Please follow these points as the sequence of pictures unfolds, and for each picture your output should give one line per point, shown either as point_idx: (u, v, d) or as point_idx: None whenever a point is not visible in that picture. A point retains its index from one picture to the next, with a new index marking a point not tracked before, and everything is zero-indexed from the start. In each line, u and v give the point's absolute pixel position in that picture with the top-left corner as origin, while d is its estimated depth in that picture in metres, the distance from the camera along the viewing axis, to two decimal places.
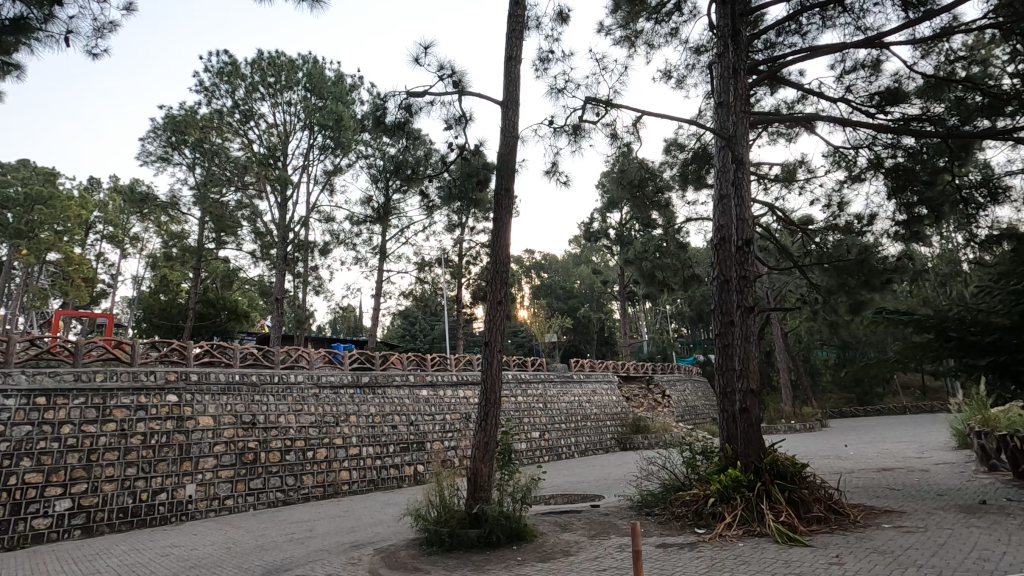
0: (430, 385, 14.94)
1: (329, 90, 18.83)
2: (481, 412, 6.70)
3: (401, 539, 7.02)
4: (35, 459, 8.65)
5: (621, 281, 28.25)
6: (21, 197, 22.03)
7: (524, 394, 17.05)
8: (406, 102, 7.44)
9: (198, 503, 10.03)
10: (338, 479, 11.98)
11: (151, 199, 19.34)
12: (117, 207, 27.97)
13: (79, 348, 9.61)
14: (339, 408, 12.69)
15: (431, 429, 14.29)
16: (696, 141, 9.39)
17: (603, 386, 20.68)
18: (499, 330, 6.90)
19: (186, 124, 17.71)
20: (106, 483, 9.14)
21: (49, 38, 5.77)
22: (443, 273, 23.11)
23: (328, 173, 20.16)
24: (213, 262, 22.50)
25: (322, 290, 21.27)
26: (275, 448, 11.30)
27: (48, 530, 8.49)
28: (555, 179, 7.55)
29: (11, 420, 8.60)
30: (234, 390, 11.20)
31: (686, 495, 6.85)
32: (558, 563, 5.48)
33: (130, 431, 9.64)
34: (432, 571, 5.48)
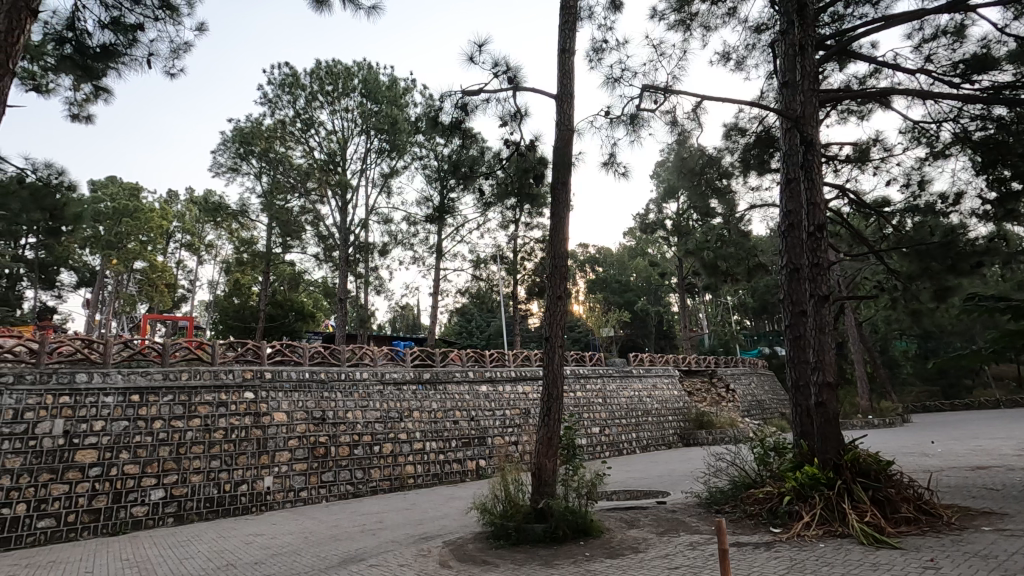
0: (490, 381, 15.11)
1: (384, 94, 19.30)
2: (544, 408, 6.72)
3: (469, 532, 7.11)
4: (132, 452, 9.37)
5: (679, 273, 27.47)
6: (110, 211, 23.96)
7: (582, 389, 16.97)
8: (462, 101, 7.51)
9: (275, 495, 10.56)
10: (404, 473, 12.31)
11: (223, 207, 20.55)
12: (193, 216, 29.81)
13: (165, 349, 10.34)
14: (402, 404, 13.07)
15: (492, 424, 14.44)
16: (759, 124, 8.95)
17: (664, 380, 20.25)
18: (560, 324, 6.89)
19: (252, 135, 18.85)
20: (194, 475, 9.80)
21: (133, 63, 6.26)
22: (498, 270, 23.23)
23: (385, 176, 20.77)
24: (281, 265, 23.60)
25: (382, 290, 21.93)
26: (344, 443, 11.73)
27: (145, 517, 9.17)
28: (613, 171, 7.43)
29: (110, 416, 9.38)
30: (305, 388, 11.73)
31: (759, 492, 6.60)
32: (627, 560, 5.39)
33: (213, 426, 10.30)
34: (501, 565, 5.54)
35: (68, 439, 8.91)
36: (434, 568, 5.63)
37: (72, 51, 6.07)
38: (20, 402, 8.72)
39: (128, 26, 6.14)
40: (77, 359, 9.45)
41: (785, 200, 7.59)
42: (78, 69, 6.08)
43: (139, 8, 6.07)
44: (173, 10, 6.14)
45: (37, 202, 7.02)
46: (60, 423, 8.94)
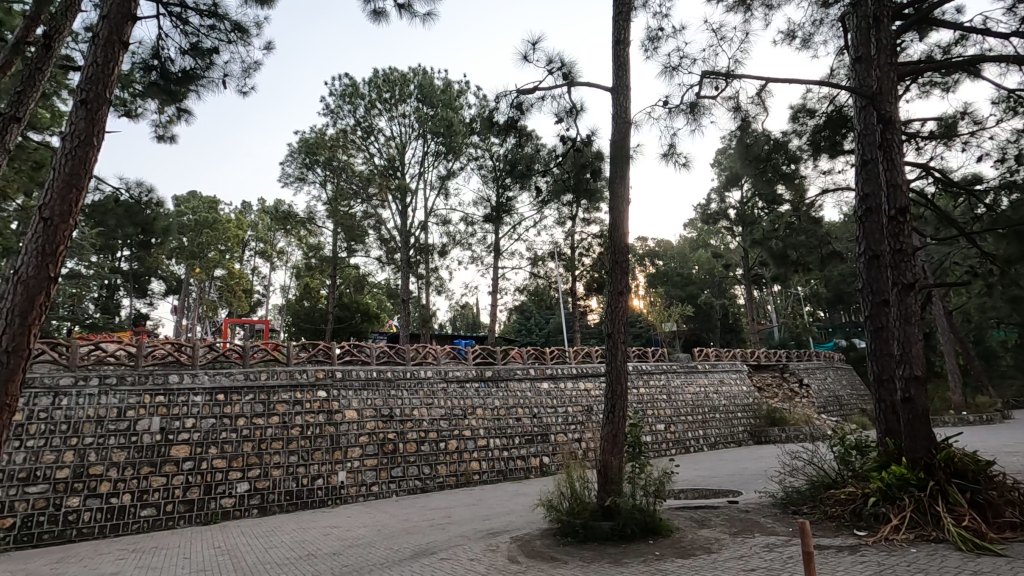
0: (551, 378, 15.13)
1: (439, 98, 19.66)
2: (608, 404, 6.67)
3: (536, 528, 7.16)
4: (219, 447, 10.06)
5: (745, 264, 26.39)
6: (193, 223, 25.78)
7: (645, 385, 16.68)
8: (517, 101, 7.54)
9: (349, 489, 10.99)
10: (469, 470, 12.52)
11: (292, 216, 21.65)
12: (265, 225, 31.53)
13: (245, 350, 11.04)
14: (465, 402, 13.33)
15: (554, 421, 14.43)
16: (829, 104, 8.45)
17: (731, 375, 19.55)
18: (622, 320, 6.80)
19: (317, 145, 19.76)
20: (275, 469, 10.39)
21: (211, 84, 6.70)
22: (556, 267, 23.15)
23: (442, 178, 21.22)
24: (346, 269, 24.58)
25: (443, 290, 22.38)
26: (411, 440, 12.07)
27: (233, 508, 9.80)
28: (673, 162, 7.26)
29: (200, 413, 10.13)
30: (373, 386, 12.19)
31: (840, 493, 6.26)
32: (700, 560, 5.26)
33: (290, 423, 10.89)
34: (569, 561, 5.54)
35: (164, 436, 9.69)
36: (503, 563, 5.71)
37: (158, 77, 6.57)
38: (123, 402, 9.59)
39: (205, 50, 6.57)
40: (169, 360, 10.29)
41: (861, 183, 7.13)
42: (163, 94, 6.58)
43: (214, 33, 6.48)
44: (244, 32, 6.53)
45: (130, 218, 7.87)
46: (157, 420, 9.74)
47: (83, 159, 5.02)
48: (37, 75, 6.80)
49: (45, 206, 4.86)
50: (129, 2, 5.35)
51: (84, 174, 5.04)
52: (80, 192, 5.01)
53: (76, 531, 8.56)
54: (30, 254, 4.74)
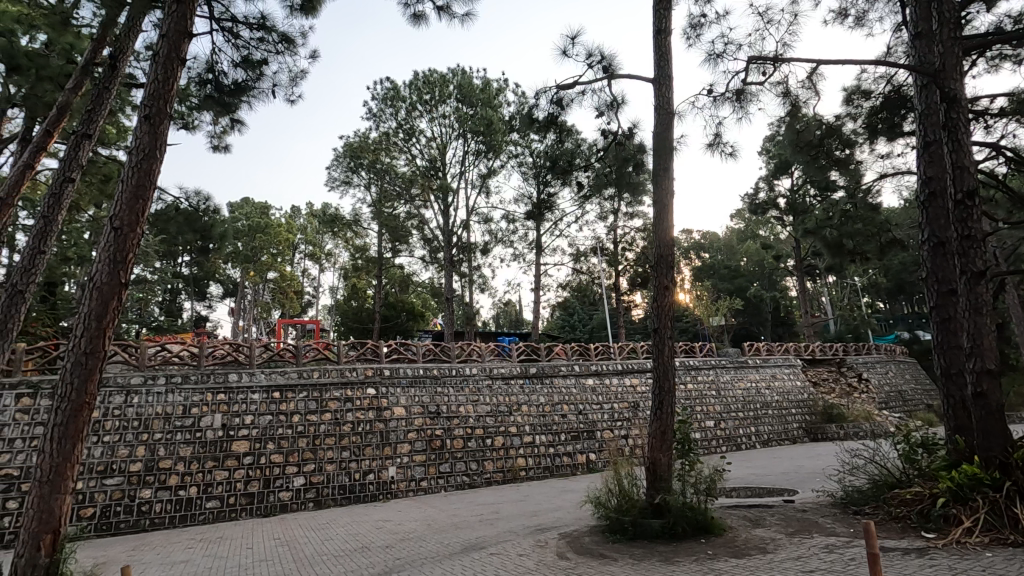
0: (596, 374, 15.03)
1: (478, 97, 19.78)
2: (656, 400, 6.58)
3: (584, 525, 7.13)
4: (276, 443, 10.48)
5: (797, 254, 25.41)
6: (247, 229, 26.92)
7: (693, 381, 16.34)
8: (557, 96, 7.51)
9: (399, 484, 11.22)
10: (516, 466, 12.56)
11: (339, 218, 22.28)
12: (314, 227, 32.57)
13: (298, 350, 11.50)
14: (511, 399, 13.40)
15: (600, 418, 14.33)
16: (887, 84, 8.01)
17: (784, 370, 18.90)
18: (668, 314, 6.68)
19: (361, 149, 20.27)
20: (328, 465, 10.74)
21: (261, 94, 6.95)
22: (599, 262, 22.92)
23: (483, 176, 21.36)
24: (391, 269, 25.10)
25: (486, 288, 22.53)
26: (458, 436, 12.24)
27: (290, 501, 10.19)
28: (718, 151, 7.09)
29: (258, 410, 10.60)
30: (420, 383, 12.44)
31: (906, 493, 5.95)
32: (754, 560, 5.12)
33: (342, 420, 11.24)
34: (619, 559, 5.50)
35: (225, 432, 10.18)
36: (552, 559, 5.72)
37: (213, 90, 6.89)
38: (187, 399, 10.15)
39: (255, 62, 6.84)
40: (228, 360, 10.83)
41: (923, 166, 6.73)
42: (218, 105, 6.90)
43: (264, 44, 6.73)
44: (290, 42, 6.74)
45: (190, 225, 8.30)
46: (219, 417, 10.25)
47: (148, 171, 5.33)
48: (105, 93, 7.24)
49: (115, 216, 5.18)
50: (186, 20, 5.62)
51: (149, 185, 5.35)
52: (146, 202, 5.32)
53: (149, 521, 9.11)
54: (103, 261, 5.07)
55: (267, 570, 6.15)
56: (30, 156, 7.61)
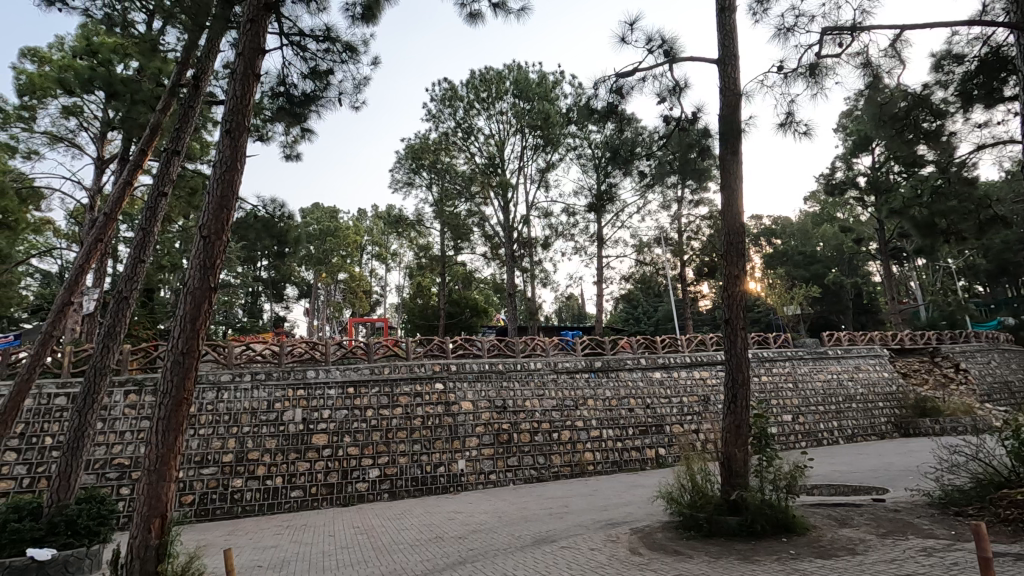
0: (663, 367, 14.70)
1: (535, 91, 19.72)
2: (729, 394, 6.37)
3: (657, 521, 7.00)
4: (352, 436, 10.96)
5: (881, 237, 23.69)
6: (318, 232, 28.24)
7: (768, 373, 15.66)
8: (616, 84, 7.36)
9: (469, 476, 11.43)
10: (584, 460, 12.49)
11: (403, 219, 22.92)
12: (380, 229, 33.69)
13: (369, 347, 12.08)
14: (576, 393, 13.36)
15: (669, 412, 13.98)
16: (984, 45, 7.20)
17: (868, 360, 17.71)
18: (740, 304, 6.42)
19: (422, 150, 20.76)
20: (401, 457, 11.11)
21: (328, 103, 7.25)
22: (663, 252, 22.34)
23: (542, 171, 21.33)
24: (455, 267, 25.56)
25: (548, 282, 22.50)
26: (525, 430, 12.33)
27: (367, 492, 10.62)
28: (791, 131, 6.73)
29: (334, 405, 11.14)
30: (486, 378, 12.66)
31: (1016, 493, 5.45)
32: (843, 561, 4.85)
33: (412, 414, 11.60)
34: (695, 556, 5.35)
35: (305, 425, 10.77)
36: (625, 554, 5.65)
37: (285, 102, 7.26)
38: (271, 395, 10.83)
39: (321, 73, 7.12)
40: (306, 358, 11.50)
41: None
42: (289, 116, 7.26)
43: (329, 55, 7.00)
44: (354, 51, 6.98)
45: (267, 232, 8.82)
46: (299, 412, 10.86)
47: (231, 182, 5.70)
48: (190, 112, 7.79)
49: (203, 227, 5.57)
50: (259, 37, 5.95)
51: (231, 196, 5.71)
52: (229, 211, 5.70)
53: (241, 508, 9.79)
54: (194, 267, 5.48)
55: (349, 557, 6.45)
56: (128, 174, 8.31)
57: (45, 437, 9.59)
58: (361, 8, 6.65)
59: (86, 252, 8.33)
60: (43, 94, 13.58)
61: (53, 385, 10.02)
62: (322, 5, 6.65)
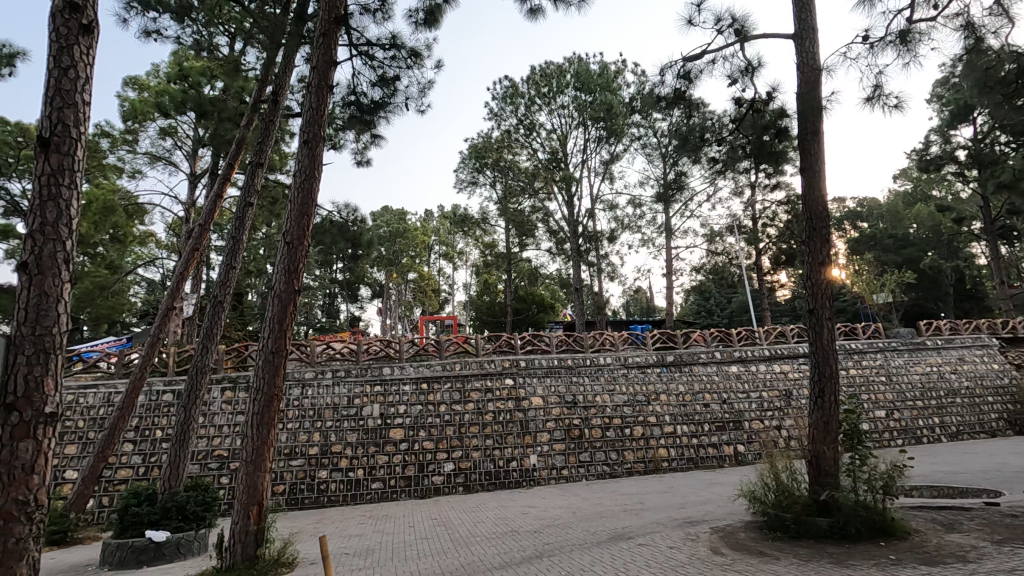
0: (740, 361, 14.13)
1: (596, 82, 19.43)
2: (815, 388, 6.03)
3: (739, 521, 6.72)
4: (426, 431, 11.29)
5: (986, 215, 21.50)
6: (388, 235, 29.27)
7: (856, 366, 14.68)
8: (683, 70, 7.12)
9: (541, 472, 11.45)
10: (657, 456, 12.18)
11: (468, 218, 23.29)
12: (446, 229, 34.40)
13: (440, 344, 12.45)
14: (648, 387, 13.09)
15: (747, 407, 13.38)
16: None
17: (973, 351, 16.15)
18: (825, 293, 6.04)
19: (485, 149, 20.99)
20: (474, 451, 11.31)
21: (396, 108, 7.48)
22: (737, 241, 21.40)
23: (606, 163, 21.01)
24: (520, 264, 25.67)
25: (615, 276, 22.13)
26: (596, 426, 12.21)
27: (442, 485, 10.89)
28: (878, 105, 6.25)
29: (409, 401, 11.54)
30: (556, 373, 12.68)
31: None
32: (952, 570, 4.46)
33: (483, 409, 11.80)
34: (783, 558, 5.10)
35: (383, 420, 11.22)
36: (706, 554, 5.47)
37: (356, 111, 7.57)
38: (350, 391, 11.40)
39: (388, 80, 7.35)
40: (381, 356, 12.06)
41: None
42: (360, 124, 7.56)
43: (396, 62, 7.21)
44: (418, 56, 7.17)
45: (342, 236, 9.25)
46: (377, 407, 11.34)
47: (310, 190, 6.01)
48: (270, 126, 8.29)
49: (287, 232, 5.92)
50: (330, 51, 6.23)
51: (311, 203, 6.03)
52: (309, 217, 6.02)
53: (327, 498, 10.34)
54: (281, 271, 5.85)
55: (429, 547, 6.65)
56: (218, 187, 8.95)
57: (156, 430, 10.55)
58: (423, 13, 6.81)
59: (185, 261, 9.09)
60: (143, 118, 14.91)
61: (161, 382, 11.02)
62: (387, 14, 6.88)
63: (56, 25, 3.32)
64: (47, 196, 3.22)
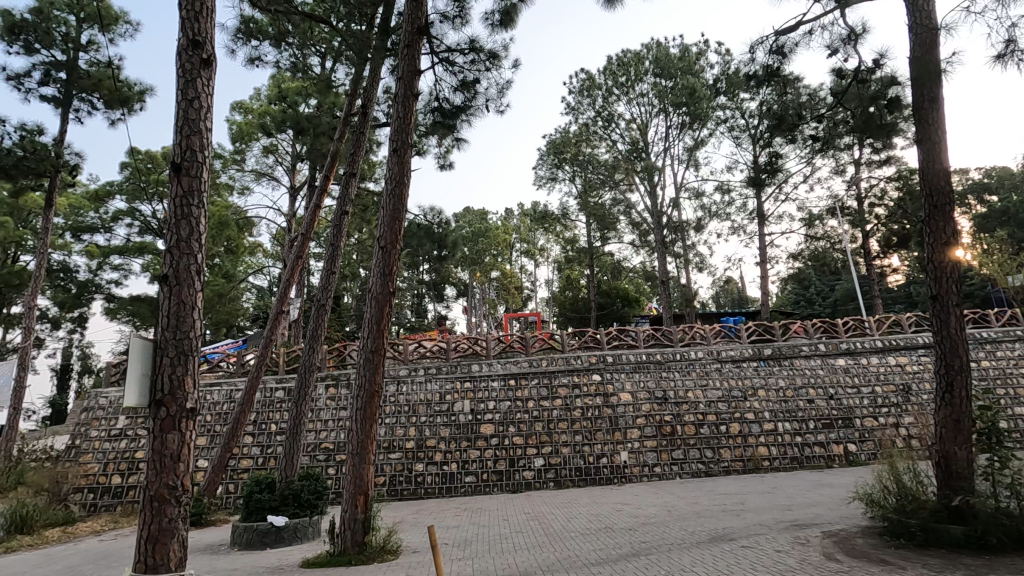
0: (848, 353, 13.09)
1: (677, 66, 18.70)
2: (942, 382, 5.46)
3: (855, 525, 6.25)
4: (516, 427, 11.46)
5: None
6: (471, 235, 29.94)
7: (989, 357, 13.11)
8: (776, 44, 6.69)
9: (633, 468, 11.24)
10: (758, 455, 11.53)
11: (548, 214, 23.29)
12: (527, 226, 34.59)
13: (526, 340, 12.58)
14: (744, 382, 12.47)
15: (858, 403, 12.36)
16: None
17: None
18: (951, 276, 5.45)
19: (563, 144, 20.92)
20: (563, 448, 11.31)
21: (476, 111, 7.61)
22: (840, 223, 19.78)
23: (690, 150, 20.18)
24: (602, 258, 25.33)
25: (704, 267, 21.22)
26: (689, 422, 11.81)
27: (533, 480, 10.99)
28: (1009, 63, 5.55)
29: (497, 397, 11.79)
30: (645, 369, 12.40)
31: None
32: None
33: (572, 405, 11.79)
34: (909, 568, 4.67)
35: (474, 415, 11.54)
36: (819, 559, 5.13)
37: (439, 117, 7.81)
38: (441, 387, 11.83)
39: (467, 84, 7.50)
40: (470, 354, 12.37)
41: None
42: (444, 128, 7.79)
43: (475, 65, 7.34)
44: (496, 58, 7.26)
45: (428, 237, 9.60)
46: (467, 403, 11.70)
47: (400, 196, 6.30)
48: (360, 138, 8.75)
49: (381, 237, 6.23)
50: (414, 61, 6.48)
51: (401, 208, 6.31)
52: (401, 222, 6.29)
53: (424, 489, 10.79)
54: (376, 274, 6.16)
55: (523, 540, 6.75)
56: (317, 197, 9.59)
57: (271, 424, 11.52)
58: (499, 15, 6.90)
59: (290, 269, 9.83)
60: (249, 139, 16.28)
61: (274, 380, 12.02)
62: (465, 20, 7.04)
63: (182, 62, 3.71)
64: (180, 214, 3.60)
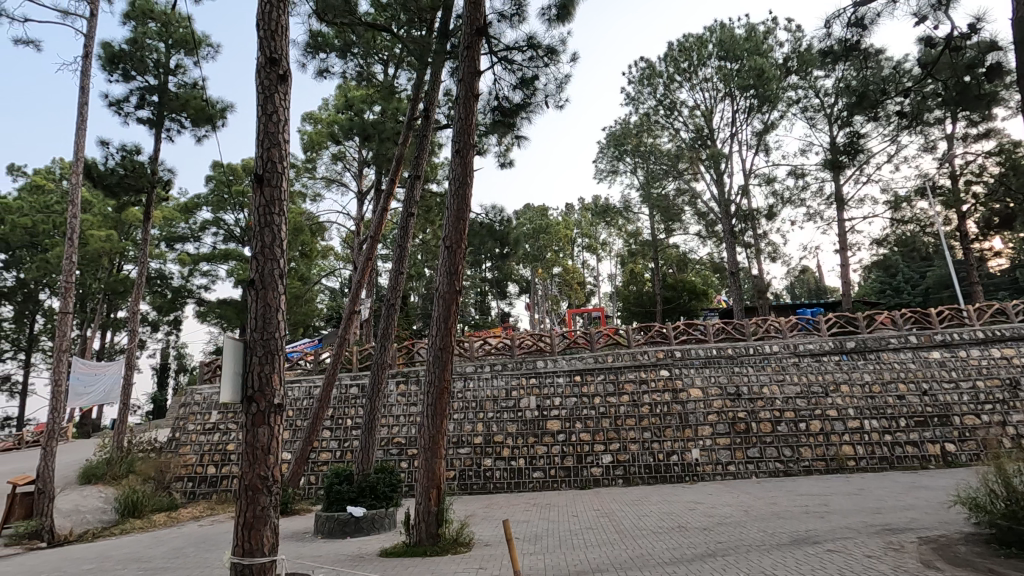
0: (943, 346, 12.08)
1: (743, 46, 17.87)
2: None
3: (957, 531, 5.76)
4: (582, 423, 11.40)
5: None
6: (532, 231, 29.97)
7: None
8: (855, 16, 6.25)
9: (705, 466, 10.91)
10: (842, 454, 10.88)
11: (610, 208, 22.93)
12: (588, 221, 34.21)
13: (590, 336, 12.51)
14: (825, 377, 11.79)
15: (957, 400, 11.38)
16: None
17: None
18: None
19: (624, 136, 20.54)
20: (631, 445, 11.14)
21: (536, 107, 7.62)
22: (930, 204, 18.24)
23: (759, 134, 19.24)
24: (667, 250, 24.66)
25: (777, 256, 20.20)
26: (765, 419, 11.31)
27: (602, 477, 10.90)
28: None
29: (563, 393, 11.76)
30: (715, 364, 11.99)
31: None
32: None
33: (639, 401, 11.59)
34: None
35: (541, 411, 11.58)
36: (915, 567, 4.78)
37: (499, 116, 7.88)
38: (507, 383, 11.96)
39: (527, 81, 7.49)
40: (534, 350, 12.42)
41: None
42: (504, 127, 7.85)
43: (534, 61, 7.34)
44: (555, 53, 7.24)
45: (491, 236, 9.72)
46: (533, 399, 11.74)
47: (464, 196, 6.41)
48: (423, 141, 8.97)
49: (446, 237, 6.36)
50: (474, 63, 6.56)
51: (466, 208, 6.43)
52: (465, 222, 6.41)
53: (493, 484, 10.96)
54: (442, 273, 6.30)
55: (594, 537, 6.73)
56: (383, 200, 9.93)
57: (347, 419, 12.08)
58: (556, 9, 6.86)
59: (360, 271, 10.23)
60: (319, 147, 17.08)
61: (349, 377, 12.58)
62: (523, 17, 7.05)
63: (261, 78, 3.95)
64: (263, 223, 3.84)
